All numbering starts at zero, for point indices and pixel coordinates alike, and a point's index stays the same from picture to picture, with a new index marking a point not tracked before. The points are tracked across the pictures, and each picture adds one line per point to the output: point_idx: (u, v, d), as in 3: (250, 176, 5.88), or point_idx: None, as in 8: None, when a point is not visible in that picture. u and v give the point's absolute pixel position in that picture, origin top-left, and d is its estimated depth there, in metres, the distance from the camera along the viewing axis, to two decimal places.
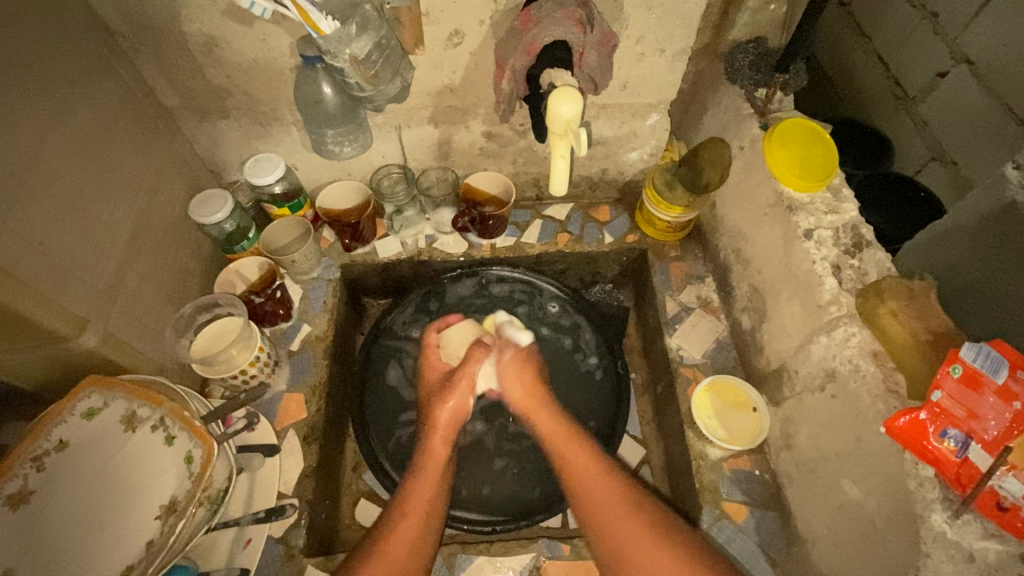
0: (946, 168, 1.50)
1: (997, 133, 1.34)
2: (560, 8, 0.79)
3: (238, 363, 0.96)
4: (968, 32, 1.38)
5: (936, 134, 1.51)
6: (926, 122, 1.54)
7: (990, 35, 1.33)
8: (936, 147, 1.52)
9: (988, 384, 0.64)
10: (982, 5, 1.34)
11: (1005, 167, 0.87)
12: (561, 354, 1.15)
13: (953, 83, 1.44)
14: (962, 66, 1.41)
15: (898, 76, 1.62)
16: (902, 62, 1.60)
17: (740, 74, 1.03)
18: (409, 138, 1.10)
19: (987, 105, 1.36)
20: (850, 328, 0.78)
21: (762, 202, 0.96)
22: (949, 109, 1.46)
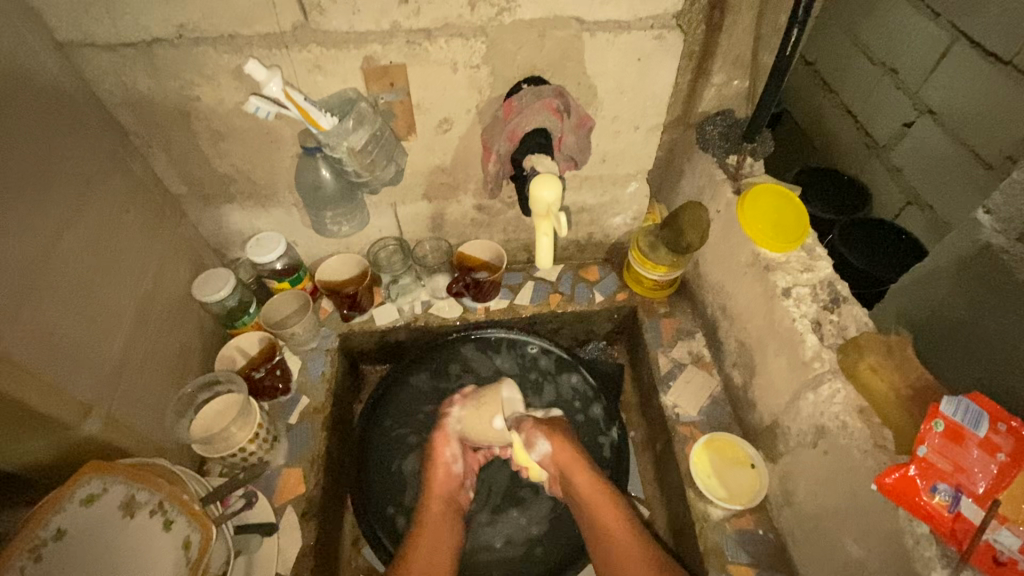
0: (923, 212, 1.57)
1: (967, 178, 1.41)
2: (538, 97, 0.83)
3: (237, 440, 0.96)
4: (927, 86, 1.50)
5: (910, 179, 1.59)
6: (899, 168, 1.62)
7: (949, 88, 1.43)
8: (913, 192, 1.59)
9: (970, 437, 0.66)
10: (938, 60, 1.46)
11: (977, 212, 0.90)
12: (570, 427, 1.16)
13: (920, 131, 1.53)
14: (926, 117, 1.51)
15: (867, 126, 1.72)
16: (868, 113, 1.71)
17: (710, 144, 1.12)
18: (403, 213, 1.16)
19: (956, 151, 1.43)
20: (834, 383, 0.78)
21: (741, 262, 1.00)
22: (919, 156, 1.55)
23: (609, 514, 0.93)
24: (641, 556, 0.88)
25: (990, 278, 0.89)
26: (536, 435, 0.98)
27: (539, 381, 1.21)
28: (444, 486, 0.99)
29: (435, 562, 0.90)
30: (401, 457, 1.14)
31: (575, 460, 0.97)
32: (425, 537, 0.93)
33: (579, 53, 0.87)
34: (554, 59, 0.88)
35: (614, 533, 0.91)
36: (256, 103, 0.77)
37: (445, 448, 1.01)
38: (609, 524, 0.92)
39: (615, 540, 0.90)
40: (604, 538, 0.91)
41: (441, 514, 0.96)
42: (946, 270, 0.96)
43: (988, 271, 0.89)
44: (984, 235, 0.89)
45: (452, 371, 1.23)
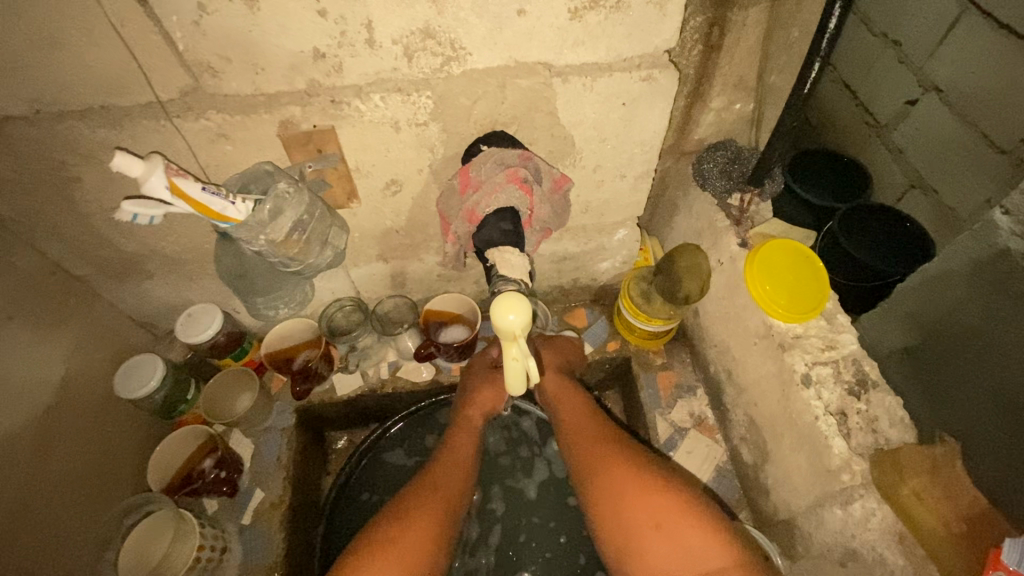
0: (927, 197, 1.25)
1: (975, 164, 1.11)
2: (501, 165, 0.66)
3: (180, 564, 0.83)
4: (934, 60, 1.16)
5: (914, 161, 1.26)
6: (903, 151, 1.29)
7: (959, 63, 1.11)
8: (916, 174, 1.27)
9: None
10: (949, 27, 1.12)
11: (993, 210, 0.70)
12: (563, 515, 1.00)
13: (925, 111, 1.20)
14: (931, 93, 1.18)
15: (868, 103, 1.37)
16: (869, 91, 1.36)
17: (710, 181, 0.95)
18: (358, 275, 1.00)
19: (965, 136, 1.11)
20: (868, 503, 0.66)
21: (750, 329, 0.86)
22: (925, 137, 1.21)
23: (587, 419, 0.87)
24: (621, 452, 0.80)
25: (1014, 288, 0.69)
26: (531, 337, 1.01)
27: (524, 458, 1.05)
28: (490, 400, 0.96)
29: (454, 467, 0.86)
30: None
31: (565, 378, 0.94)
32: (460, 436, 0.92)
33: (549, 102, 0.71)
34: (521, 110, 0.71)
35: (590, 435, 0.84)
36: (131, 209, 0.60)
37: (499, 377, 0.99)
38: (586, 428, 0.86)
39: (587, 436, 0.85)
40: (574, 437, 0.86)
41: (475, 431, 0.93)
42: (959, 274, 0.75)
43: (1012, 280, 0.69)
44: (1002, 239, 0.69)
45: (428, 445, 1.08)
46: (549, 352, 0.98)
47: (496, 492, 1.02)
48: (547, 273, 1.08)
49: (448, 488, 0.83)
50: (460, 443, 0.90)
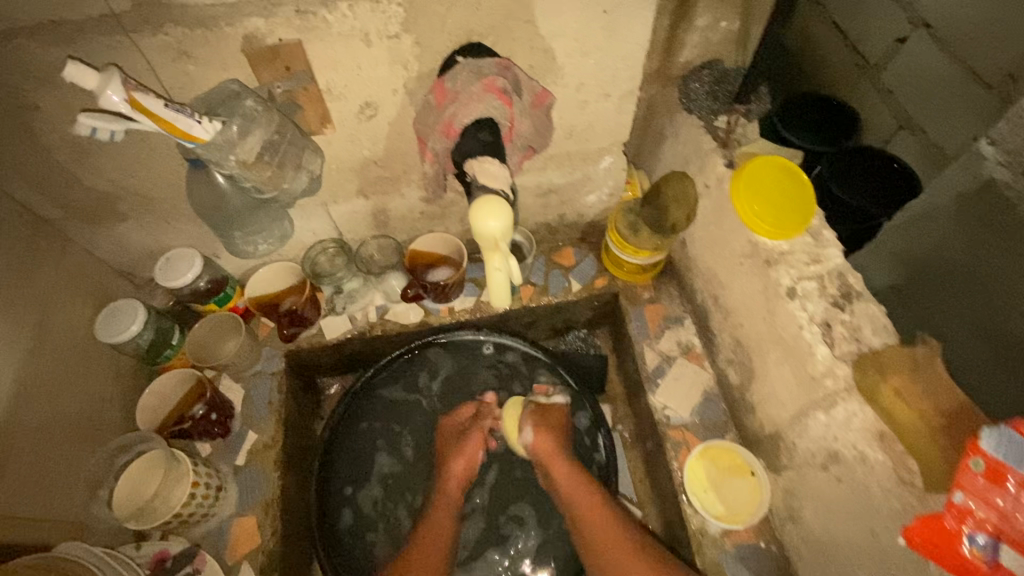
0: (915, 137, 1.20)
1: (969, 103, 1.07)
2: (478, 76, 0.64)
3: (175, 501, 0.83)
4: None
5: (906, 102, 1.19)
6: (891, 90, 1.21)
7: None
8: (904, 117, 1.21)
9: (1014, 476, 0.55)
10: None
11: (980, 144, 0.94)
12: None
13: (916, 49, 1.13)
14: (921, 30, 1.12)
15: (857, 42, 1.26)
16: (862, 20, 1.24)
17: (695, 104, 0.93)
18: (339, 213, 0.98)
19: (951, 71, 1.08)
20: (850, 405, 0.67)
21: (736, 250, 0.86)
22: (919, 76, 1.14)
23: (597, 512, 0.84)
24: (631, 560, 0.78)
25: (989, 216, 0.93)
26: (525, 422, 0.91)
27: (516, 394, 1.09)
28: (464, 468, 0.92)
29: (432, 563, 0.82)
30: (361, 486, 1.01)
31: (570, 470, 0.88)
32: (433, 519, 0.88)
33: (527, 10, 0.67)
34: (497, 20, 0.68)
35: (608, 536, 0.81)
36: (90, 123, 0.59)
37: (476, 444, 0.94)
38: (599, 523, 0.83)
39: (604, 539, 0.81)
40: (589, 529, 0.83)
41: (450, 521, 0.88)
42: (944, 210, 0.99)
43: (986, 209, 0.94)
44: (987, 169, 0.93)
45: (421, 384, 1.09)
46: (545, 436, 0.90)
47: None
48: (533, 208, 1.06)
49: None
50: (431, 531, 0.86)
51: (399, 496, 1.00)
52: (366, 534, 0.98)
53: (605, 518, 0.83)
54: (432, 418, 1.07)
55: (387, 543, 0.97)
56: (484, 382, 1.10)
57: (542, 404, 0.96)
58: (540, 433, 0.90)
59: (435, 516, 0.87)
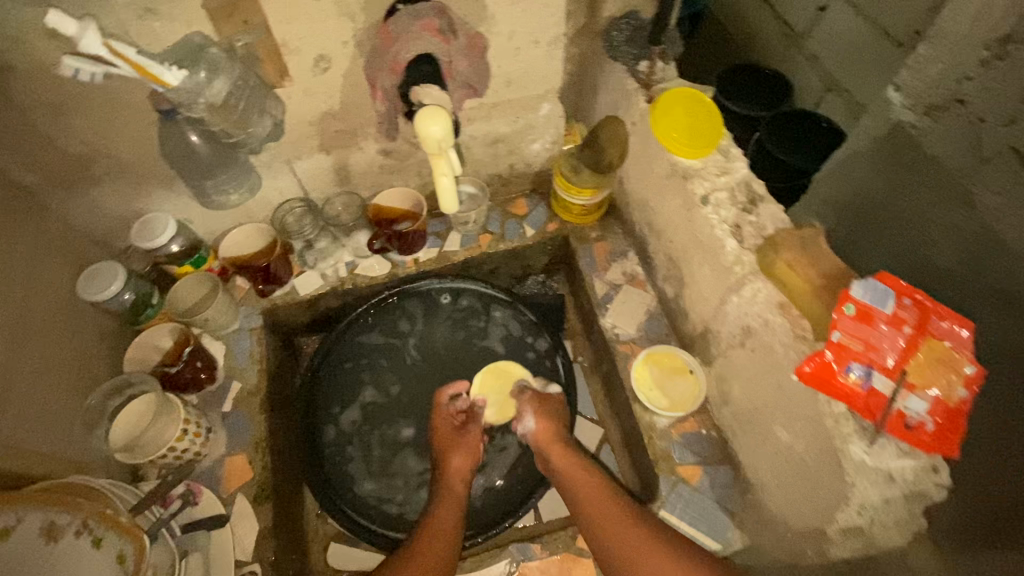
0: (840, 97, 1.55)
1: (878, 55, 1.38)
2: (416, 19, 0.74)
3: (167, 438, 0.91)
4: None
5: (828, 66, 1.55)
6: (817, 56, 1.58)
7: None
8: (829, 79, 1.56)
9: (878, 315, 0.69)
10: None
11: (972, 57, 0.98)
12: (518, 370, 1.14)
13: (834, 14, 1.47)
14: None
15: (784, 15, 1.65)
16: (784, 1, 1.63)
17: (619, 51, 1.04)
18: (303, 170, 1.05)
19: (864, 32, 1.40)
20: (755, 284, 0.79)
21: (660, 174, 0.97)
22: (833, 40, 1.50)
23: (597, 496, 0.89)
24: (632, 535, 0.83)
25: (900, 153, 1.15)
26: (525, 410, 1.02)
27: (479, 329, 1.19)
28: (464, 466, 0.97)
29: (441, 542, 0.86)
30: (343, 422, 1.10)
31: (570, 463, 0.95)
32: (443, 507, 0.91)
33: None
34: None
35: (606, 516, 0.86)
36: (74, 64, 0.67)
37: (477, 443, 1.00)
38: (599, 507, 0.88)
39: (604, 519, 0.86)
40: (591, 515, 0.88)
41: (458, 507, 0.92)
42: (863, 150, 1.23)
43: (897, 148, 1.16)
44: (893, 114, 1.17)
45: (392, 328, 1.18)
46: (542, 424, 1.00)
47: (455, 361, 1.16)
48: (484, 159, 1.16)
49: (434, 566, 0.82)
50: (443, 515, 0.90)
51: (377, 424, 1.11)
52: (345, 453, 1.08)
53: (605, 501, 0.88)
54: (405, 357, 1.16)
55: (362, 460, 1.07)
56: (449, 322, 1.19)
57: (541, 393, 1.07)
58: (536, 422, 1.00)
59: (443, 504, 0.92)
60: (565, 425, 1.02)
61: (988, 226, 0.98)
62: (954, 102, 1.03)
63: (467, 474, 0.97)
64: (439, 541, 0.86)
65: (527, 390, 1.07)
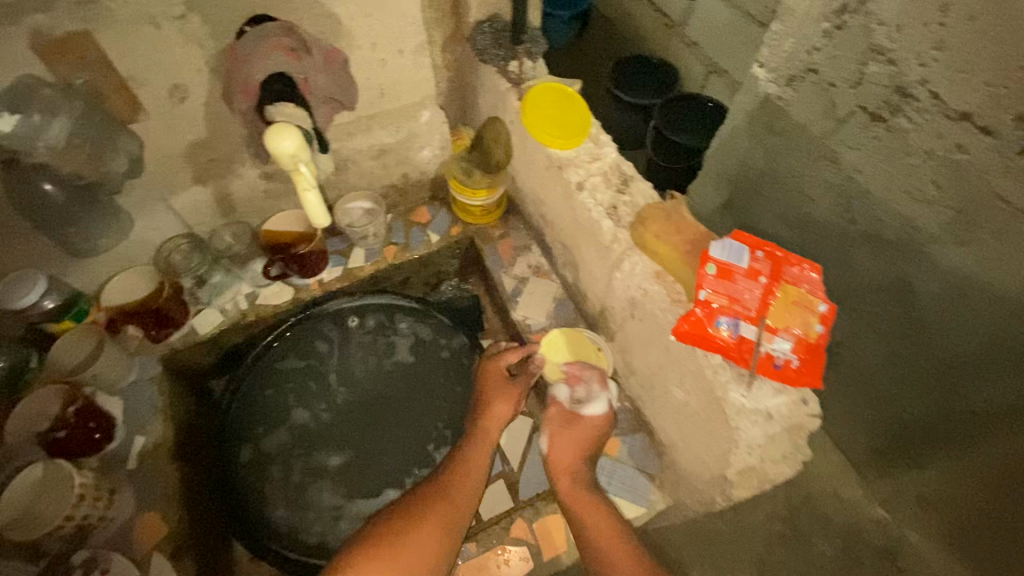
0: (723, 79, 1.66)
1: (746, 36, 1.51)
2: (264, 39, 0.74)
3: (63, 508, 0.84)
4: None
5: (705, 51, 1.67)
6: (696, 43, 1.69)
7: None
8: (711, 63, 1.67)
9: (736, 271, 0.76)
10: None
11: (754, 68, 0.91)
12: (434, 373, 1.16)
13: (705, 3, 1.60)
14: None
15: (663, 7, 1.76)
16: None
17: (487, 54, 1.08)
18: (182, 205, 1.02)
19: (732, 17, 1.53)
20: (632, 258, 0.85)
21: (541, 167, 1.02)
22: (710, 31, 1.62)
23: (597, 515, 0.84)
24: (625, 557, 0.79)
25: (777, 127, 0.91)
26: (546, 429, 0.96)
27: (389, 341, 1.19)
28: (481, 462, 0.90)
29: (446, 513, 0.81)
30: (261, 457, 1.07)
31: (578, 478, 0.90)
32: (459, 485, 0.86)
33: None
34: None
35: (601, 533, 0.82)
36: None
37: (499, 429, 0.95)
38: (598, 524, 0.83)
39: (601, 538, 0.82)
40: (587, 533, 0.83)
41: (473, 494, 0.85)
42: (740, 127, 0.97)
43: (777, 122, 0.91)
44: (763, 88, 0.90)
45: (304, 351, 1.16)
46: (558, 446, 0.94)
47: (372, 375, 1.16)
48: (375, 172, 1.16)
49: (441, 543, 0.78)
50: (461, 492, 0.84)
51: (296, 451, 1.08)
52: (264, 481, 1.05)
53: (607, 522, 0.84)
54: (321, 379, 1.14)
55: (280, 482, 1.05)
56: (362, 337, 1.18)
57: (573, 409, 0.96)
58: (557, 428, 0.95)
59: (459, 485, 0.85)
60: (591, 443, 0.94)
61: (864, 188, 0.82)
62: (807, 71, 0.83)
63: (503, 422, 0.96)
64: (450, 516, 0.81)
65: (559, 404, 0.97)
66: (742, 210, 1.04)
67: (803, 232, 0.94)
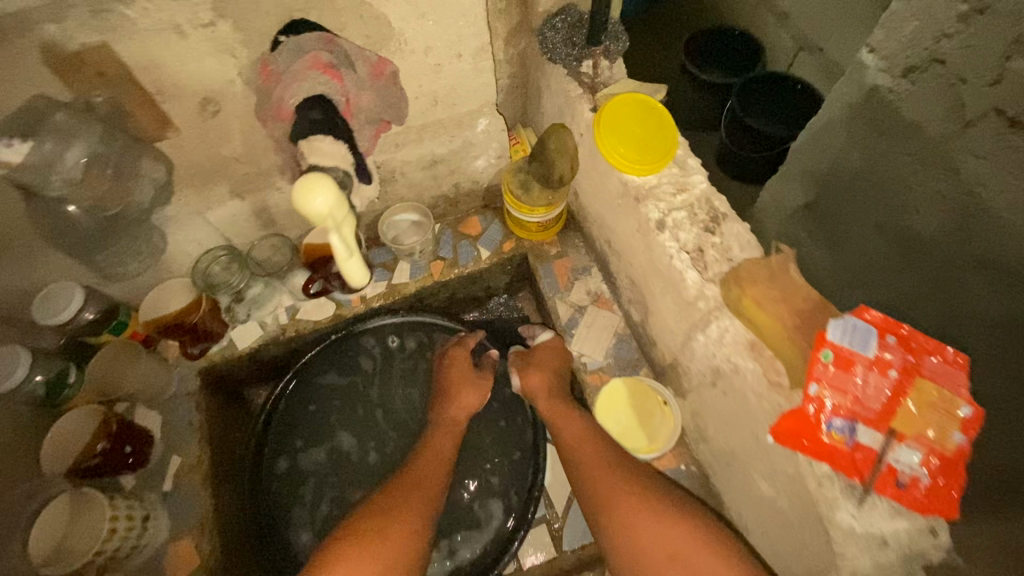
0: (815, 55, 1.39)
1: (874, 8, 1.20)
2: (300, 55, 0.63)
3: (96, 539, 0.81)
4: None
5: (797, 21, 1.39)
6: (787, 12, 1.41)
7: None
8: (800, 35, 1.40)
9: (860, 361, 0.60)
10: None
11: (863, 52, 0.78)
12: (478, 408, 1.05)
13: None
14: None
15: None
16: None
17: (556, 53, 0.92)
18: (218, 218, 0.94)
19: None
20: (722, 322, 0.70)
21: (613, 193, 0.87)
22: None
23: (587, 444, 0.86)
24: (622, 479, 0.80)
25: (885, 123, 0.77)
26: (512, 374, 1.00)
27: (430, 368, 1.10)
28: (448, 446, 0.93)
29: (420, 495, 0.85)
30: (295, 481, 1.01)
31: (561, 411, 0.92)
32: (422, 461, 0.90)
33: None
34: None
35: (586, 452, 0.85)
36: None
37: (473, 396, 0.99)
38: (584, 450, 0.85)
39: (591, 461, 0.83)
40: (580, 464, 0.84)
41: (439, 468, 0.90)
42: (836, 122, 0.84)
43: (881, 117, 0.77)
44: (870, 76, 0.77)
45: (345, 369, 1.09)
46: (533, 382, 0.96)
47: (414, 404, 1.07)
48: (424, 182, 1.05)
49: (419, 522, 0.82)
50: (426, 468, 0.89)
51: (331, 479, 1.01)
52: (291, 511, 0.99)
53: (590, 447, 0.86)
54: (361, 401, 1.07)
55: (309, 510, 0.99)
56: (404, 360, 1.10)
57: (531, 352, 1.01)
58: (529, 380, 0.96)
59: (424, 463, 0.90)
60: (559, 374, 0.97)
61: (976, 191, 0.65)
62: (930, 60, 0.69)
63: (472, 409, 0.98)
64: (422, 494, 0.85)
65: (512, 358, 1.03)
66: (824, 222, 0.89)
67: (913, 254, 0.74)
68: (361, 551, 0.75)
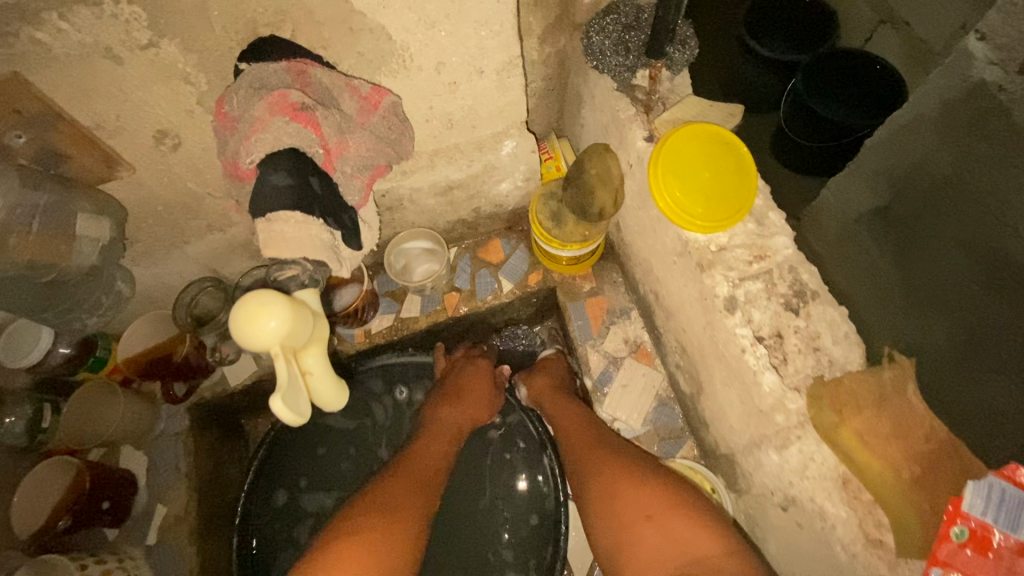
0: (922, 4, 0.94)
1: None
2: (260, 92, 0.48)
3: None
4: None
5: None
6: None
7: None
8: None
9: (1003, 545, 0.44)
10: None
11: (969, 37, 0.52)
12: (511, 459, 0.85)
13: None
14: None
15: None
16: None
17: (604, 61, 0.72)
18: (199, 251, 0.81)
19: None
20: (806, 446, 0.55)
21: (667, 247, 0.70)
22: None
23: (590, 433, 0.79)
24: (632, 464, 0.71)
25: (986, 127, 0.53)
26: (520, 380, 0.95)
27: None
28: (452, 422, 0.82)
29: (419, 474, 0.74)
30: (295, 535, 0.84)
31: (561, 400, 0.86)
32: (422, 439, 0.80)
33: None
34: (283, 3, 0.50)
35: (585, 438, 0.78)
36: None
37: (479, 401, 0.85)
38: (585, 436, 0.78)
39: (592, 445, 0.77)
40: (583, 455, 0.76)
41: (442, 460, 0.78)
42: (930, 119, 0.58)
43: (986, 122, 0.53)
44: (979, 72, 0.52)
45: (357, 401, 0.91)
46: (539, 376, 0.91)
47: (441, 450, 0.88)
48: (438, 207, 0.89)
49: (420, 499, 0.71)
50: (425, 450, 0.78)
51: None
52: (278, 556, 0.83)
53: (592, 436, 0.78)
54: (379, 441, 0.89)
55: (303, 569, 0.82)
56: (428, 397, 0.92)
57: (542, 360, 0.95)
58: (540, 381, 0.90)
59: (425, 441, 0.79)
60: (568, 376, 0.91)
61: (1008, 254, 0.53)
62: None
63: (479, 413, 0.84)
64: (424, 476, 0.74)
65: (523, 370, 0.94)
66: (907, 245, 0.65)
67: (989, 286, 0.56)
68: (352, 549, 0.62)
